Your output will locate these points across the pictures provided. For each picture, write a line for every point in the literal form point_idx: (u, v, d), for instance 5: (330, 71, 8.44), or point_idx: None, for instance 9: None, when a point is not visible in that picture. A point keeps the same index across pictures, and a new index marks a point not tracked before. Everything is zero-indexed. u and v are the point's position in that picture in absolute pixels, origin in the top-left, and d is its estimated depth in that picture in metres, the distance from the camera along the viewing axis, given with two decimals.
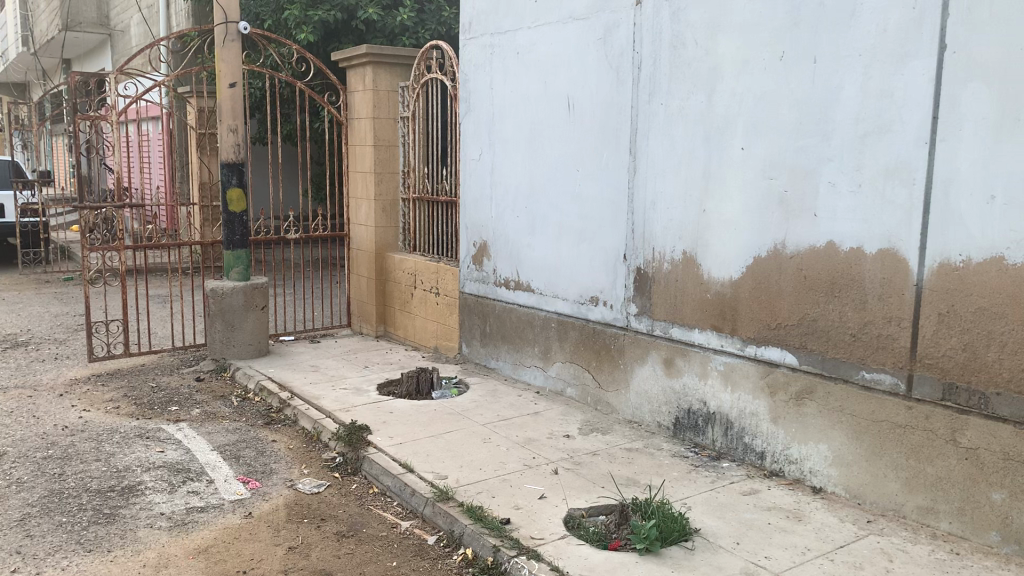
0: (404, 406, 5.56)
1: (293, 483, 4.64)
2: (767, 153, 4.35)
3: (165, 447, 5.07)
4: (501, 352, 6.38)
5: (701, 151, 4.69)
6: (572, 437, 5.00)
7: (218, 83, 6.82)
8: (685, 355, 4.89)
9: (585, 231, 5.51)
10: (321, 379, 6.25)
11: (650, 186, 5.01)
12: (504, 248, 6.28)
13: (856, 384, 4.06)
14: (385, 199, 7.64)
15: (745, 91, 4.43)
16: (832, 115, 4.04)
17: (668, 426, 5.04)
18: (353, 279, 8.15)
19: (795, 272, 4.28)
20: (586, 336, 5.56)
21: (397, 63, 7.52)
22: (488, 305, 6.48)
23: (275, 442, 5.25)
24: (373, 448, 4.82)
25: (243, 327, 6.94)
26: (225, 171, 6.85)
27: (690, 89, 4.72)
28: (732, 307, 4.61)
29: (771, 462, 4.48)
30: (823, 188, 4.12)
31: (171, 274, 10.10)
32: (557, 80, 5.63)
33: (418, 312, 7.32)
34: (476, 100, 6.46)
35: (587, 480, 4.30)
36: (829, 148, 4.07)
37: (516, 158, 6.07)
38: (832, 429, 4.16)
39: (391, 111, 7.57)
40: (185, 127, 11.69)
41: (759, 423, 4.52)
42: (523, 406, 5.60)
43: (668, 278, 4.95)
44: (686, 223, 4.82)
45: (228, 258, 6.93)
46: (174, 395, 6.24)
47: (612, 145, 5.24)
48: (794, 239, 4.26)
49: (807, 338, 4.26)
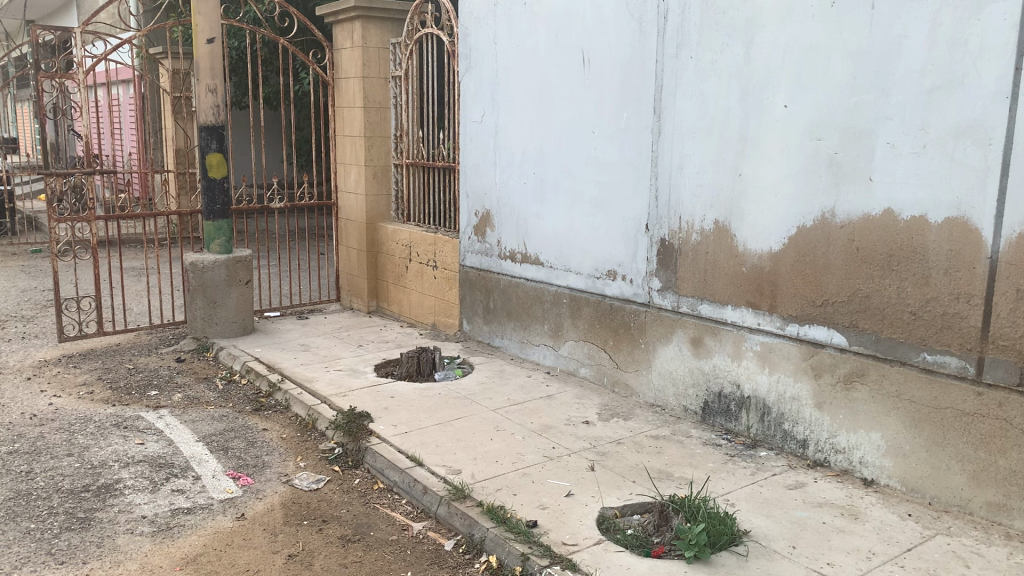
0: (406, 390, 5.13)
1: (289, 479, 4.20)
2: (814, 110, 3.92)
3: (145, 439, 4.61)
4: (507, 330, 5.96)
5: (736, 111, 4.25)
6: (592, 424, 4.58)
7: (194, 38, 6.26)
8: (715, 334, 4.49)
9: (601, 198, 5.06)
10: (313, 360, 5.79)
11: (677, 150, 4.57)
12: (510, 217, 5.83)
13: (915, 367, 3.67)
14: (375, 165, 7.14)
15: (789, 41, 3.99)
16: (893, 67, 3.61)
17: (696, 410, 4.65)
18: (342, 251, 7.67)
19: (845, 242, 3.87)
20: (602, 313, 5.14)
21: (388, 18, 6.99)
22: (492, 278, 6.05)
23: (267, 431, 4.80)
24: (375, 438, 4.39)
25: (226, 303, 6.44)
26: (204, 134, 6.32)
27: (725, 41, 4.26)
28: (771, 282, 4.20)
29: (814, 451, 4.10)
30: (880, 150, 3.70)
31: (145, 246, 9.54)
32: (570, 33, 5.14)
33: (414, 287, 6.86)
34: (478, 57, 5.97)
35: (617, 474, 3.90)
36: (889, 105, 3.64)
37: (523, 120, 5.60)
38: (886, 417, 3.78)
39: (382, 70, 7.05)
40: (158, 90, 11.05)
41: (801, 408, 4.13)
42: (535, 388, 5.19)
43: (697, 250, 4.53)
44: (718, 190, 4.39)
45: (208, 229, 6.41)
46: (153, 378, 5.76)
47: (634, 105, 4.78)
48: (845, 207, 3.85)
49: (858, 317, 3.86)
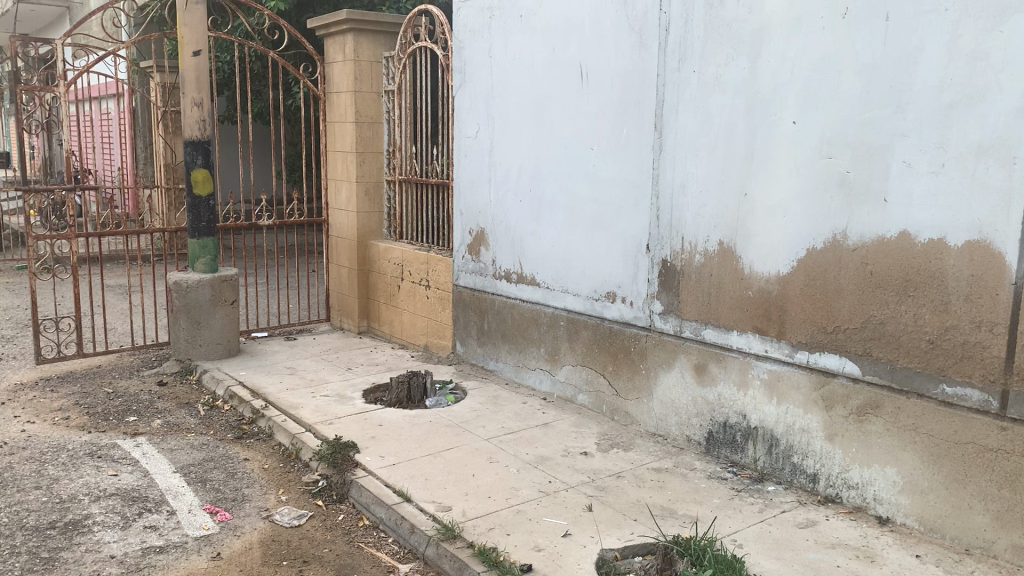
0: (395, 418, 4.90)
1: (269, 514, 3.96)
2: (824, 127, 3.72)
3: (119, 470, 4.37)
4: (502, 353, 5.74)
5: (742, 127, 4.05)
6: (590, 455, 4.36)
7: (180, 51, 6.06)
8: (719, 361, 4.27)
9: (600, 217, 4.86)
10: (299, 385, 5.55)
11: (680, 167, 4.37)
12: (505, 236, 5.63)
13: (933, 399, 3.45)
14: (367, 182, 6.93)
15: (798, 54, 3.79)
16: (908, 81, 3.42)
17: (699, 441, 4.43)
18: (332, 269, 7.46)
19: (857, 266, 3.66)
20: (601, 337, 4.92)
21: (381, 30, 6.81)
22: (486, 299, 5.83)
23: (248, 461, 4.57)
24: (361, 471, 4.15)
25: (210, 324, 6.22)
26: (190, 149, 6.12)
27: (730, 54, 4.07)
28: (779, 306, 3.99)
29: (825, 486, 3.88)
30: (895, 169, 3.50)
31: (132, 263, 9.31)
32: (567, 46, 4.95)
33: (406, 307, 6.64)
34: (473, 71, 5.77)
35: (617, 512, 3.67)
36: (904, 121, 3.45)
37: (518, 136, 5.41)
38: (902, 451, 3.56)
39: (375, 84, 6.87)
40: (148, 104, 10.85)
41: (810, 441, 3.91)
42: (530, 415, 4.96)
43: (700, 272, 4.32)
44: (722, 209, 4.19)
45: (192, 247, 6.19)
46: (132, 403, 5.52)
47: (634, 120, 4.58)
48: (858, 228, 3.65)
49: (872, 345, 3.64)
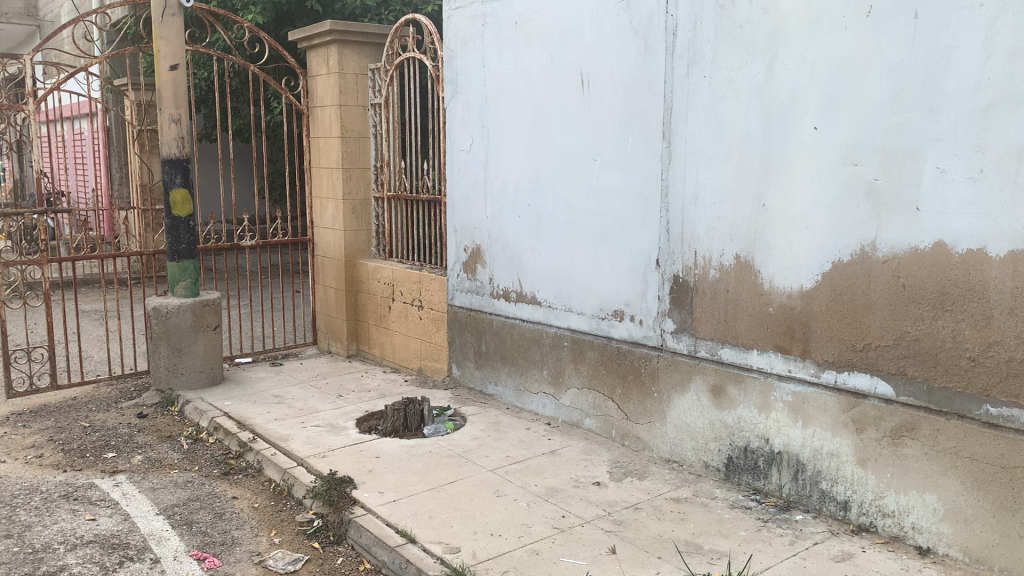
0: (392, 449, 4.61)
1: (261, 559, 3.66)
2: (848, 132, 3.51)
3: (97, 513, 4.05)
4: (501, 376, 5.48)
5: (758, 134, 3.83)
6: (603, 485, 4.09)
7: (156, 65, 5.77)
8: (739, 382, 4.03)
9: (606, 231, 4.61)
10: (287, 415, 5.25)
11: (691, 178, 4.14)
12: (503, 254, 5.37)
13: (976, 420, 3.22)
14: (354, 199, 6.67)
15: (818, 56, 3.58)
16: (941, 82, 3.20)
17: (718, 467, 4.18)
18: (318, 290, 7.17)
19: (888, 279, 3.44)
20: (608, 357, 4.67)
21: (366, 42, 6.57)
22: (483, 320, 5.57)
23: (237, 500, 4.27)
24: (359, 509, 3.86)
25: (192, 351, 5.91)
26: (168, 168, 5.82)
27: (743, 57, 3.85)
28: (802, 324, 3.76)
29: (857, 514, 3.63)
30: (928, 175, 3.28)
31: (108, 287, 8.97)
32: (566, 53, 4.73)
33: (398, 329, 6.36)
34: (465, 81, 5.53)
35: (640, 549, 3.41)
36: (937, 124, 3.23)
37: (516, 148, 5.17)
38: (943, 476, 3.33)
39: (360, 98, 6.62)
40: (122, 122, 10.53)
41: (840, 466, 3.68)
42: (536, 443, 4.69)
43: (715, 288, 4.09)
44: (738, 222, 3.96)
45: (172, 271, 5.89)
46: (111, 438, 5.20)
47: (640, 130, 4.35)
48: (888, 239, 3.42)
49: (907, 363, 3.41)
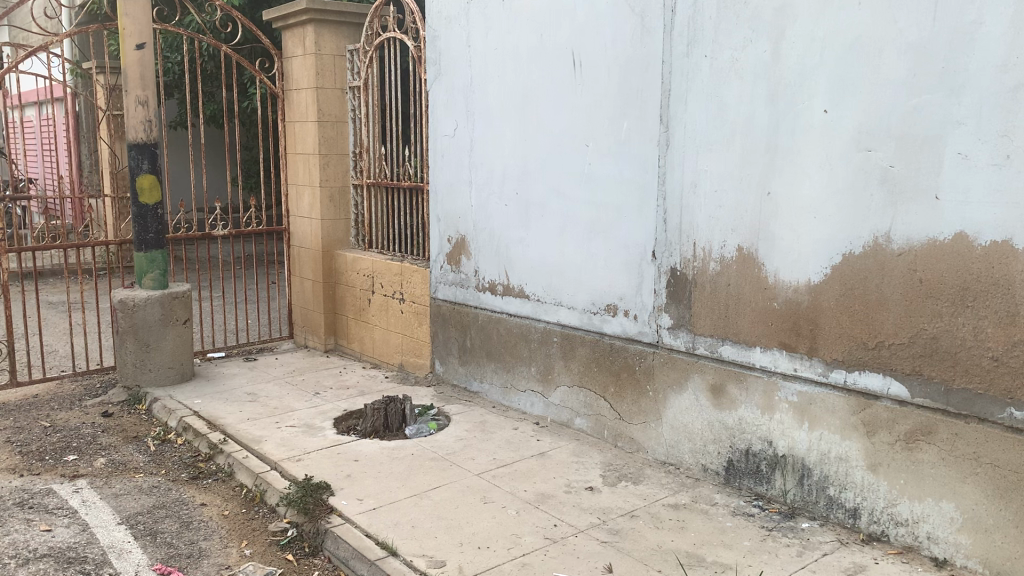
0: (372, 451, 4.35)
1: (230, 573, 3.40)
2: (861, 116, 3.28)
3: (54, 524, 3.76)
4: (487, 373, 5.23)
5: (763, 118, 3.59)
6: (597, 490, 3.86)
7: (121, 44, 5.44)
8: (740, 381, 3.81)
9: (598, 220, 4.37)
10: (261, 414, 4.98)
11: (689, 164, 3.90)
12: (488, 244, 5.12)
13: (998, 425, 3.00)
14: (332, 187, 6.38)
15: (828, 34, 3.34)
16: (964, 61, 2.97)
17: (718, 471, 3.96)
18: (295, 282, 6.88)
19: (904, 273, 3.21)
20: (600, 354, 4.44)
21: (343, 22, 6.27)
22: (469, 314, 5.31)
23: (205, 507, 4.00)
24: (337, 517, 3.60)
25: (160, 347, 5.61)
26: (134, 153, 5.50)
27: (747, 36, 3.61)
28: (809, 319, 3.53)
29: (868, 523, 3.42)
30: (949, 161, 3.05)
31: (75, 278, 8.61)
32: (556, 32, 4.47)
33: (377, 322, 6.09)
34: (449, 62, 5.26)
35: (638, 563, 3.18)
36: (959, 106, 3.00)
37: (503, 134, 4.91)
38: (961, 483, 3.12)
39: (338, 80, 6.32)
40: (91, 107, 10.14)
41: (850, 471, 3.46)
42: (524, 444, 4.45)
43: (716, 282, 3.85)
44: (741, 212, 3.72)
45: (139, 262, 5.58)
46: (74, 439, 4.90)
47: (636, 114, 4.11)
48: (904, 230, 3.20)
49: (923, 362, 3.19)
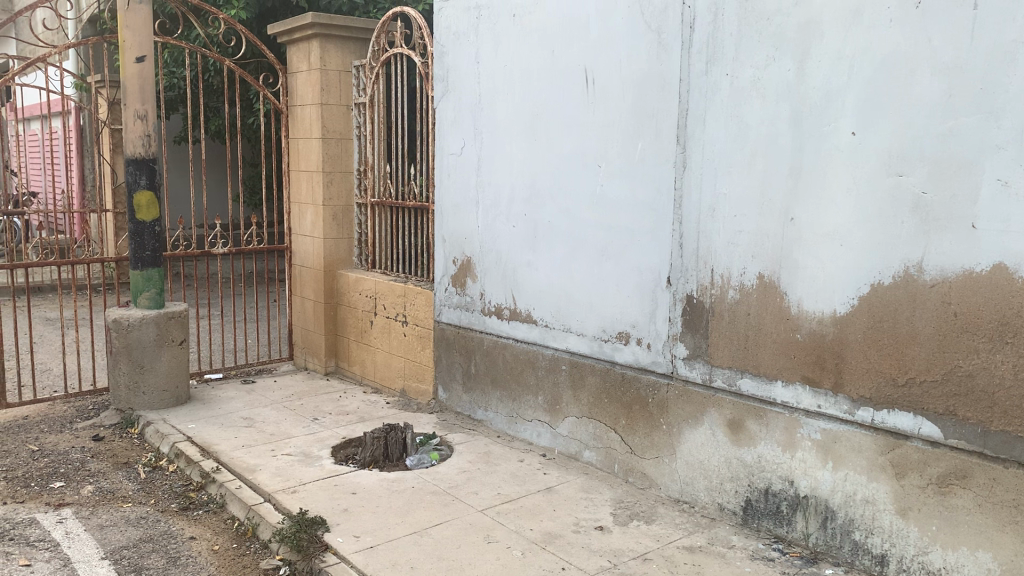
0: (371, 483, 4.16)
1: None
2: (891, 139, 3.10)
3: (33, 558, 3.57)
4: (492, 401, 5.04)
5: (786, 139, 3.41)
6: (607, 530, 3.65)
7: (121, 56, 5.29)
8: (760, 417, 3.61)
9: (610, 243, 4.18)
10: (257, 441, 4.79)
11: (707, 187, 3.72)
12: (495, 267, 4.94)
13: None
14: (336, 205, 6.21)
15: (857, 52, 3.16)
16: (1005, 82, 2.79)
17: (735, 510, 3.76)
18: (296, 302, 6.70)
19: (937, 306, 3.02)
20: (611, 385, 4.24)
21: (349, 37, 6.13)
22: (474, 339, 5.13)
23: (194, 541, 3.81)
24: (331, 556, 3.40)
25: (155, 368, 5.42)
26: (132, 168, 5.34)
27: (769, 54, 3.44)
28: (834, 353, 3.34)
29: (897, 571, 3.21)
30: (988, 188, 2.86)
31: (73, 294, 8.44)
32: (568, 48, 4.31)
33: (380, 345, 5.90)
34: (457, 79, 5.10)
35: None
36: (999, 130, 2.81)
37: (512, 152, 4.74)
38: (999, 533, 2.91)
39: (343, 96, 6.17)
40: (92, 120, 10.00)
41: (876, 515, 3.26)
42: (530, 478, 4.25)
43: (735, 311, 3.67)
44: (761, 238, 3.54)
45: (134, 280, 5.40)
46: (61, 464, 4.71)
47: (651, 133, 3.93)
48: (937, 261, 3.01)
49: (957, 402, 2.99)
